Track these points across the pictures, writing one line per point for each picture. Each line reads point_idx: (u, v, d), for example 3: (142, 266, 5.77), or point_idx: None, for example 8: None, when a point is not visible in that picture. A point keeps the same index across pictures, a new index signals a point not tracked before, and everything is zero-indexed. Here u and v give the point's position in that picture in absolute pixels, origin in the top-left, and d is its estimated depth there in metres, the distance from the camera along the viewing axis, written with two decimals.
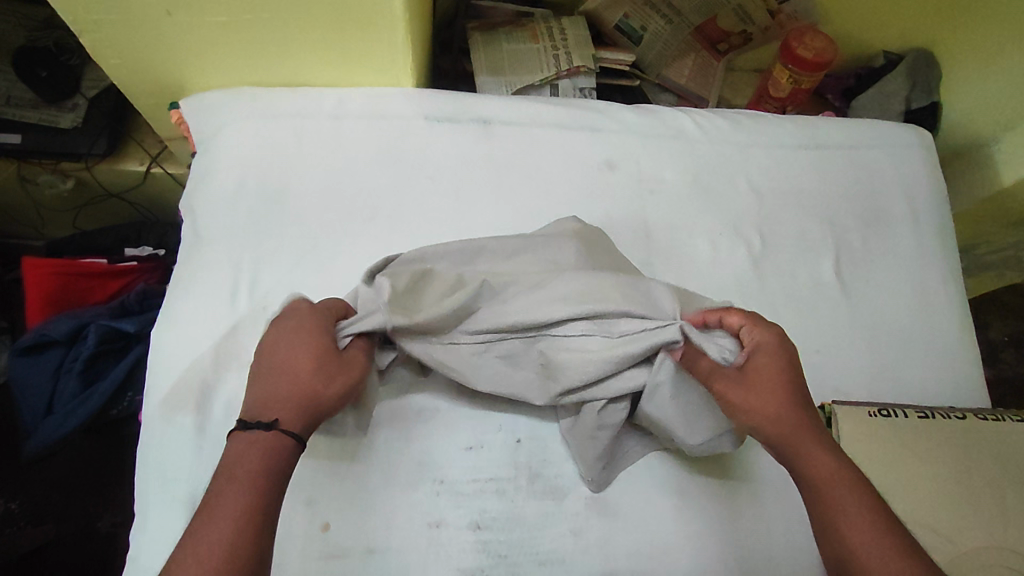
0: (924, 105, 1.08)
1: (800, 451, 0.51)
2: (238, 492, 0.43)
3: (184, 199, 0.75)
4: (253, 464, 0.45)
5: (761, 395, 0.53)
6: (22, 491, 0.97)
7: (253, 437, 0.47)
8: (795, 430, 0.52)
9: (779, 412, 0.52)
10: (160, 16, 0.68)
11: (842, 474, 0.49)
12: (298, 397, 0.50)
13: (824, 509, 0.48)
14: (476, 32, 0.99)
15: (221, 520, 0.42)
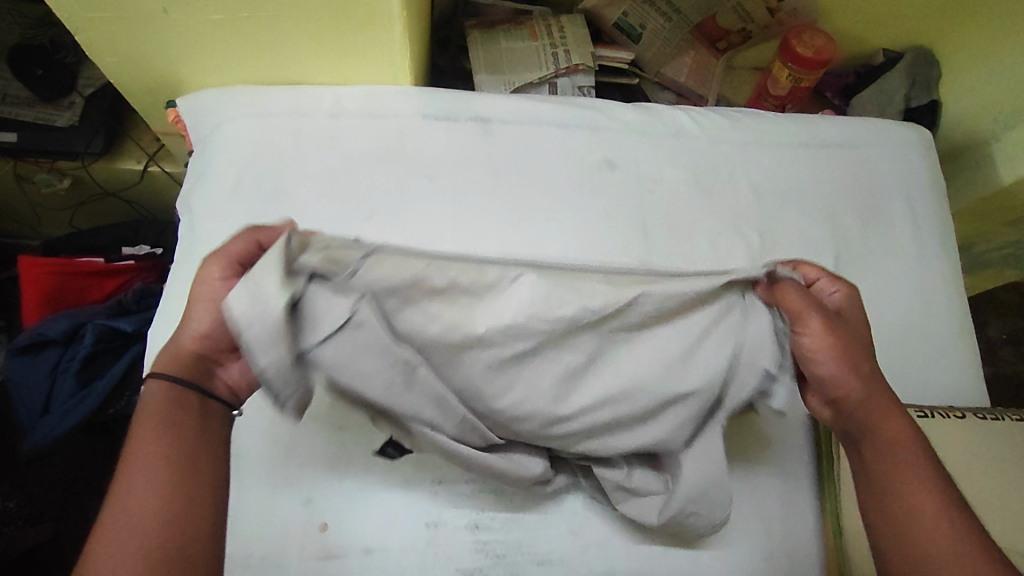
0: (923, 104, 1.08)
1: (872, 412, 0.54)
2: (138, 456, 0.47)
3: (182, 199, 0.75)
4: (141, 422, 0.48)
5: (845, 350, 0.55)
6: (19, 490, 0.97)
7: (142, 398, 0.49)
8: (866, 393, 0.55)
9: (863, 372, 0.55)
10: (156, 15, 0.67)
11: (907, 440, 0.54)
12: (172, 349, 0.51)
13: (893, 468, 0.52)
14: (474, 31, 0.98)
15: (129, 479, 0.46)
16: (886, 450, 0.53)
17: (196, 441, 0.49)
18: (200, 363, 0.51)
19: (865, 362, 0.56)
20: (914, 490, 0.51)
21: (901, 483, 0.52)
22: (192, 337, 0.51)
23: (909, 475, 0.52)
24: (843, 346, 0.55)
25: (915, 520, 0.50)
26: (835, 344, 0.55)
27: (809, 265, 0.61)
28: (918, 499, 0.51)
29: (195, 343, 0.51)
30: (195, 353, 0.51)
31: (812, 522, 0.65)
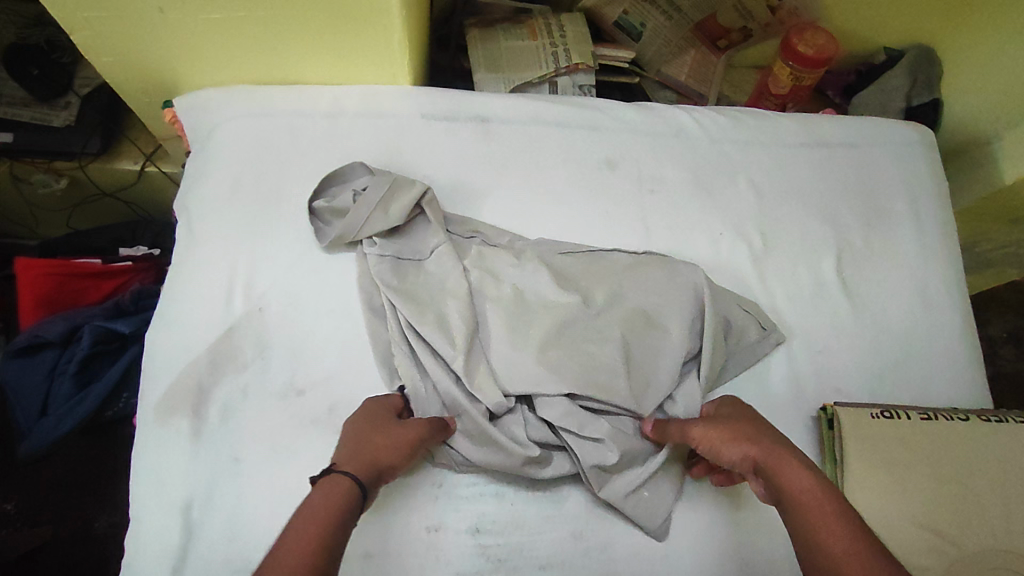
0: (925, 102, 1.06)
1: (773, 471, 0.50)
2: (312, 524, 0.43)
3: (178, 200, 0.74)
4: (323, 504, 0.45)
5: (729, 427, 0.55)
6: (17, 492, 0.96)
7: (321, 483, 0.47)
8: (766, 456, 0.51)
9: (753, 438, 0.53)
10: (152, 15, 0.67)
11: (819, 490, 0.47)
12: (364, 457, 0.51)
13: (805, 526, 0.46)
14: (473, 29, 0.97)
15: (295, 548, 0.41)
16: (792, 510, 0.47)
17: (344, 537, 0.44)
18: (378, 484, 0.51)
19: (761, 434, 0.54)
20: (827, 539, 0.44)
21: (812, 538, 0.45)
22: (386, 459, 0.52)
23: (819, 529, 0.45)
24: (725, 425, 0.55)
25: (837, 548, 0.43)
26: (717, 425, 0.56)
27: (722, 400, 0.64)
28: (833, 546, 0.43)
29: (389, 464, 0.52)
30: (379, 464, 0.51)
31: None
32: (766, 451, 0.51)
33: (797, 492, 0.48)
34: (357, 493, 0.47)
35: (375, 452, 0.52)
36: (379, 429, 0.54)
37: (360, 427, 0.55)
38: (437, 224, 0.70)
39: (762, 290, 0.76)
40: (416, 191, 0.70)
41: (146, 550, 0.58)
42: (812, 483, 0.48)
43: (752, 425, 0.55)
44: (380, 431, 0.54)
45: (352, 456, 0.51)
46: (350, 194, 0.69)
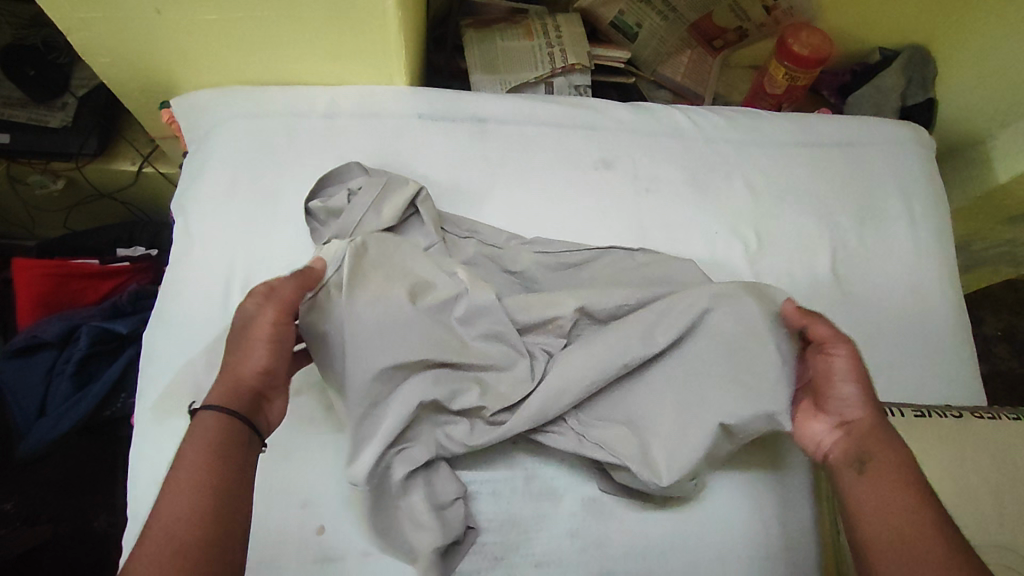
0: (919, 101, 1.08)
1: (879, 445, 0.52)
2: (187, 469, 0.44)
3: (175, 200, 0.74)
4: (204, 451, 0.46)
5: (857, 380, 0.56)
6: (14, 491, 0.95)
7: (192, 429, 0.47)
8: (878, 428, 0.53)
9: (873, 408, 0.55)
10: (149, 15, 0.67)
11: (911, 473, 0.50)
12: (229, 381, 0.51)
13: (886, 497, 0.49)
14: (469, 30, 0.98)
15: (177, 497, 0.43)
16: (881, 480, 0.50)
17: (240, 482, 0.46)
18: (260, 398, 0.52)
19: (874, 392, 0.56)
20: (904, 514, 0.48)
21: (887, 506, 0.49)
22: (253, 371, 0.52)
23: (903, 503, 0.48)
24: (854, 377, 0.56)
25: (909, 531, 0.47)
26: (846, 371, 0.56)
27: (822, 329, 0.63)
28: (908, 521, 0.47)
29: (262, 374, 0.52)
30: (253, 383, 0.52)
31: (809, 520, 0.65)
32: (875, 425, 0.54)
33: (899, 468, 0.50)
34: (235, 420, 0.48)
35: (237, 369, 0.52)
36: (249, 340, 0.53)
37: (231, 345, 0.54)
38: (432, 220, 0.70)
39: None
40: (412, 190, 0.70)
41: None
42: (912, 470, 0.51)
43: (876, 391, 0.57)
44: (249, 344, 0.53)
45: (222, 380, 0.51)
46: (345, 193, 0.69)
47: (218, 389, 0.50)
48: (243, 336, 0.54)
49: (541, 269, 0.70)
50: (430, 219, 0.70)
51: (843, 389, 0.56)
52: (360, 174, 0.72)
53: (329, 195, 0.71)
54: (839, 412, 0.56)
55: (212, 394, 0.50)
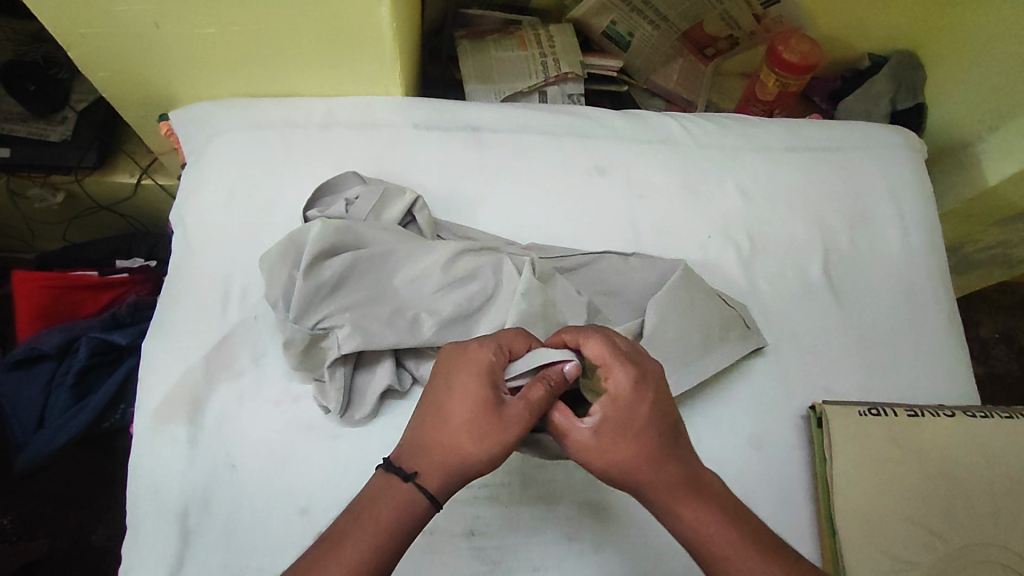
0: (909, 106, 1.09)
1: (675, 510, 0.48)
2: (372, 538, 0.46)
3: (174, 211, 0.75)
4: (391, 518, 0.47)
5: (623, 453, 0.48)
6: (13, 506, 0.97)
7: (397, 491, 0.48)
8: (657, 492, 0.48)
9: (642, 475, 0.48)
10: (148, 30, 0.68)
11: (710, 523, 0.47)
12: (450, 465, 0.48)
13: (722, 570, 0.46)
14: (464, 40, 0.99)
15: (346, 549, 0.45)
16: (707, 546, 0.47)
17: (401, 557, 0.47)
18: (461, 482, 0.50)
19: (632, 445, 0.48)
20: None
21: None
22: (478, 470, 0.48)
23: (730, 567, 0.46)
24: (614, 450, 0.48)
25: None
26: (607, 442, 0.48)
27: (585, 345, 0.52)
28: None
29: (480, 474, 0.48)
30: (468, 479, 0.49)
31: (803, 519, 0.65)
32: (663, 478, 0.48)
33: (697, 541, 0.47)
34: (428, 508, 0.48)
35: (454, 439, 0.48)
36: (490, 441, 0.47)
37: (468, 408, 0.48)
38: (427, 230, 0.71)
39: (750, 293, 0.77)
40: (408, 200, 0.71)
41: (143, 557, 0.59)
42: (711, 516, 0.47)
43: (633, 441, 0.48)
44: (486, 442, 0.47)
45: (435, 452, 0.48)
46: (342, 202, 0.70)
47: (429, 456, 0.48)
48: (493, 411, 0.48)
49: None
50: (424, 226, 0.71)
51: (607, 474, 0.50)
52: (356, 183, 0.73)
53: (325, 204, 0.72)
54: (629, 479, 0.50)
55: (421, 459, 0.49)
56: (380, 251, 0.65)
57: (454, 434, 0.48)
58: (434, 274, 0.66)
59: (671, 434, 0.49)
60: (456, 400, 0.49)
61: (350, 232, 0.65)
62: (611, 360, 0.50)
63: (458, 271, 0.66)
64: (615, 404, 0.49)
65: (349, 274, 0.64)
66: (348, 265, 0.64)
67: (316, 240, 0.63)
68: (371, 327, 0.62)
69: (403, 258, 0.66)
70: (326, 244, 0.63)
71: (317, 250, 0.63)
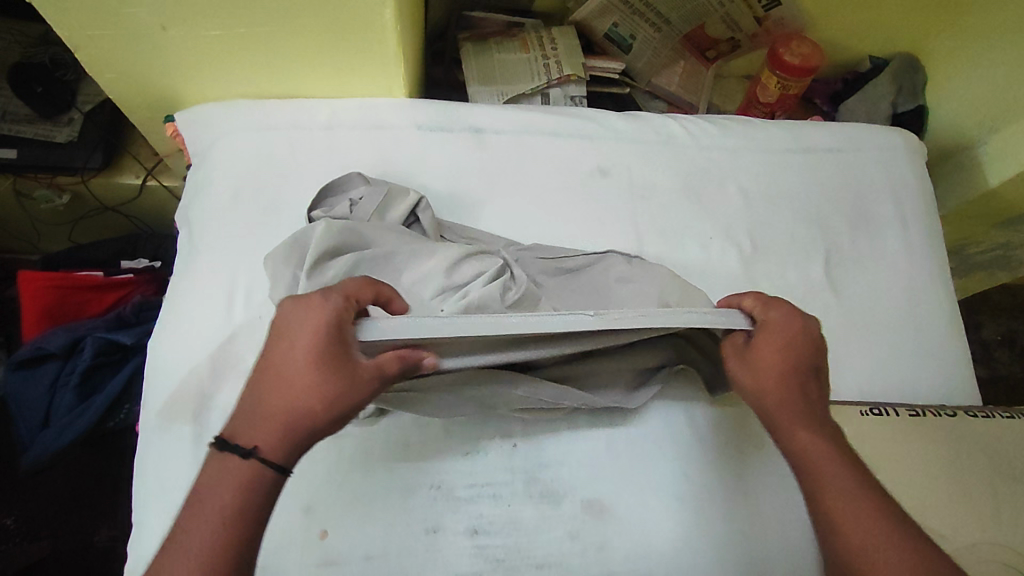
0: (911, 108, 1.10)
1: (794, 430, 0.50)
2: (214, 522, 0.43)
3: (180, 211, 0.76)
4: (234, 497, 0.43)
5: (761, 369, 0.52)
6: (17, 507, 0.98)
7: (234, 468, 0.44)
8: (781, 408, 0.51)
9: (769, 393, 0.52)
10: (155, 32, 0.69)
11: (828, 453, 0.49)
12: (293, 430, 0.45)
13: (818, 495, 0.48)
14: (467, 43, 1.00)
15: (186, 546, 0.42)
16: (812, 472, 0.49)
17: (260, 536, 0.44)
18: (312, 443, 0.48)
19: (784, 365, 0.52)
20: (831, 507, 0.47)
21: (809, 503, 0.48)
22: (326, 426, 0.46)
23: (843, 488, 0.47)
24: (752, 367, 0.53)
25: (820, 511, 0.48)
26: (757, 357, 0.53)
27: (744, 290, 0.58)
28: (837, 506, 0.47)
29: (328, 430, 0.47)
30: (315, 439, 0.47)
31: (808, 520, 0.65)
32: (791, 402, 0.51)
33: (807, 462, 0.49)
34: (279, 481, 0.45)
35: (296, 403, 0.45)
36: (331, 395, 0.46)
37: (308, 367, 0.45)
38: (431, 231, 0.72)
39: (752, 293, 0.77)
40: (410, 201, 0.72)
41: (148, 555, 0.59)
42: (825, 445, 0.50)
43: (770, 365, 0.52)
44: (326, 398, 0.46)
45: (272, 416, 0.45)
46: (347, 203, 0.71)
47: (266, 423, 0.45)
48: (332, 369, 0.46)
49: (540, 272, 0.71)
50: (428, 227, 0.72)
51: (748, 391, 0.53)
52: (361, 184, 0.73)
53: (330, 204, 0.72)
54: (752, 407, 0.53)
55: (255, 429, 0.45)
56: (383, 252, 0.66)
57: (288, 394, 0.46)
58: (438, 277, 0.65)
59: (808, 370, 0.53)
60: (287, 358, 0.46)
61: (354, 233, 0.66)
62: (768, 303, 0.56)
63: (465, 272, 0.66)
64: (765, 331, 0.54)
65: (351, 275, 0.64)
66: (352, 266, 0.64)
67: (320, 242, 0.63)
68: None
69: (406, 259, 0.67)
70: (330, 245, 0.64)
71: (320, 248, 0.63)
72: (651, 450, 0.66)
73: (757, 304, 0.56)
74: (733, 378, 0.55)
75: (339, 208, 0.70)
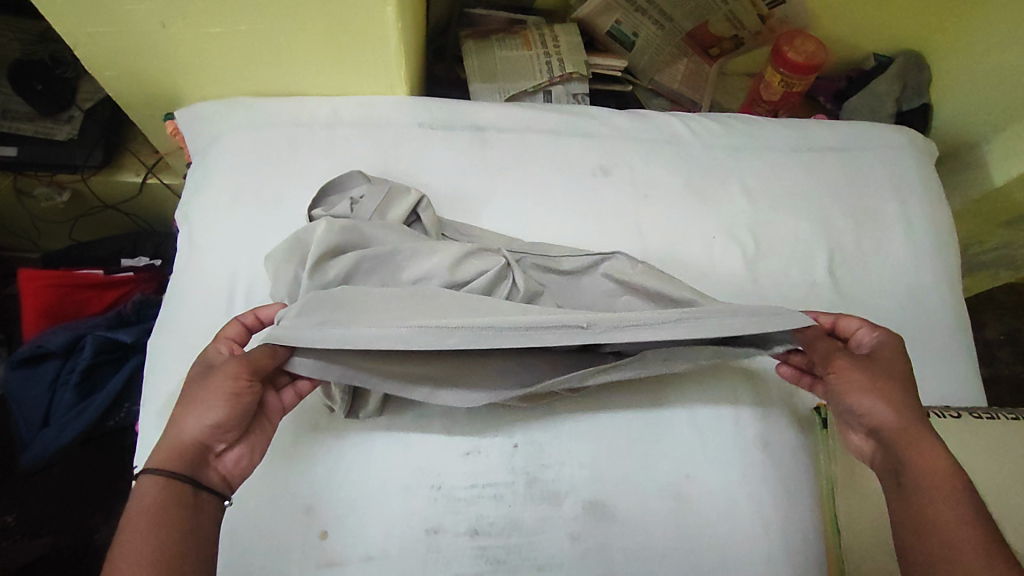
0: (913, 107, 1.10)
1: (927, 444, 0.53)
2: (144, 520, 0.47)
3: (179, 209, 0.75)
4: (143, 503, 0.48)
5: (880, 383, 0.56)
6: (18, 504, 0.97)
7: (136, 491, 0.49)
8: (903, 425, 0.54)
9: (901, 407, 0.55)
10: (154, 29, 0.68)
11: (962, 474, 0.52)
12: (175, 441, 0.52)
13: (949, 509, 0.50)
14: (469, 40, 0.99)
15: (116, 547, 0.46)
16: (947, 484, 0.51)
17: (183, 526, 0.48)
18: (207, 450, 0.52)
19: (901, 387, 0.56)
20: (947, 526, 0.49)
21: (927, 519, 0.51)
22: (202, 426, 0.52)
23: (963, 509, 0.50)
24: (878, 379, 0.56)
25: (935, 525, 0.50)
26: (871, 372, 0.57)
27: (849, 320, 0.64)
28: (951, 525, 0.49)
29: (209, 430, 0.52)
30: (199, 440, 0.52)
31: (809, 522, 0.65)
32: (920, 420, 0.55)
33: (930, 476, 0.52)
34: (173, 480, 0.49)
35: (176, 423, 0.53)
36: (197, 401, 0.53)
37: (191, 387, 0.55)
38: (432, 228, 0.71)
39: (756, 293, 0.77)
40: (411, 198, 0.71)
41: None
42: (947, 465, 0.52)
43: (897, 382, 0.56)
44: (195, 405, 0.53)
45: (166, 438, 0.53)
46: (347, 201, 0.70)
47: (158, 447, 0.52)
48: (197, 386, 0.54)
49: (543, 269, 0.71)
50: (429, 225, 0.71)
51: (861, 400, 0.56)
52: (361, 181, 0.72)
53: (332, 202, 0.72)
54: (862, 419, 0.56)
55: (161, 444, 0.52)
56: (384, 251, 0.65)
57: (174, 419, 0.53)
58: (440, 274, 0.65)
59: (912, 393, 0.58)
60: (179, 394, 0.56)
61: (354, 232, 0.65)
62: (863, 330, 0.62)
63: (465, 271, 0.65)
64: (876, 353, 0.59)
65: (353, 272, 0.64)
66: (354, 265, 0.63)
67: (321, 241, 0.62)
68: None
69: (407, 258, 0.66)
70: (331, 244, 0.63)
71: (322, 245, 0.63)
72: (652, 451, 0.65)
73: (866, 329, 0.62)
74: (840, 389, 0.58)
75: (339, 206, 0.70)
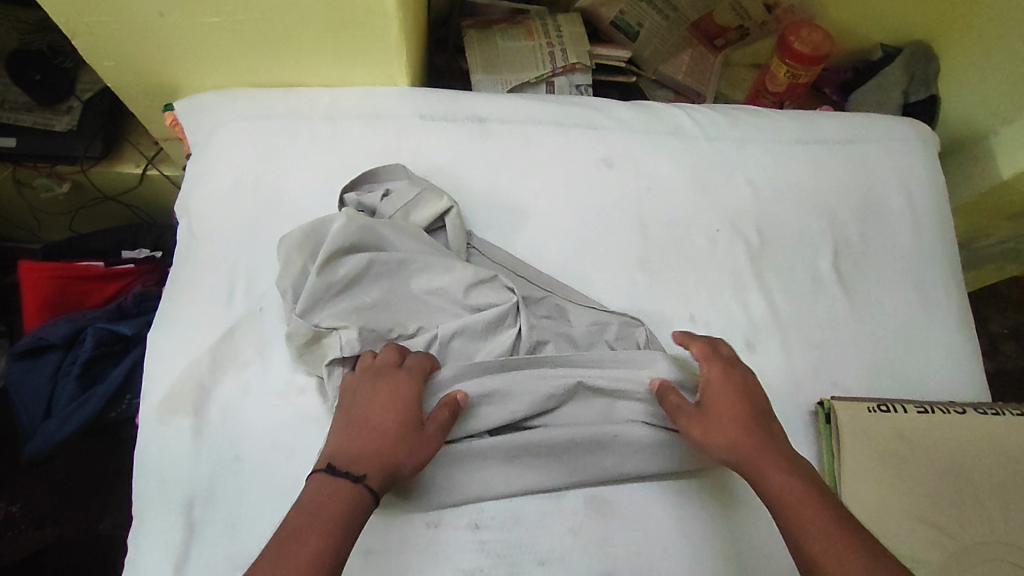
0: (922, 98, 1.07)
1: (761, 466, 0.54)
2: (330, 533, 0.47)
3: (180, 200, 0.74)
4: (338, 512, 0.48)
5: (710, 415, 0.57)
6: (22, 495, 0.98)
7: (344, 496, 0.49)
8: (745, 448, 0.55)
9: (733, 438, 0.56)
10: (152, 18, 0.68)
11: (793, 486, 0.52)
12: (388, 465, 0.52)
13: (789, 523, 0.50)
14: (470, 30, 0.98)
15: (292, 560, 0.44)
16: (780, 506, 0.51)
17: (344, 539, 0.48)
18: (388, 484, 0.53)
19: (731, 410, 0.57)
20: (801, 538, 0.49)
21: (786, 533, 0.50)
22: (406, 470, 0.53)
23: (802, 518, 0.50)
24: (705, 412, 0.58)
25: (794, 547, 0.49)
26: (707, 400, 0.59)
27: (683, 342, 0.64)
28: (807, 537, 0.49)
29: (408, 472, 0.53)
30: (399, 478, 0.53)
31: None
32: (764, 443, 0.55)
33: (778, 495, 0.52)
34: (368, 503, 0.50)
35: (394, 448, 0.53)
36: (415, 440, 0.54)
37: (406, 424, 0.54)
38: (458, 238, 0.71)
39: (760, 287, 0.76)
40: (446, 207, 0.70)
41: (147, 548, 0.58)
42: (789, 478, 0.52)
43: (724, 409, 0.58)
44: (412, 443, 0.54)
45: (369, 451, 0.52)
46: (379, 194, 0.71)
47: (361, 457, 0.52)
48: (416, 425, 0.55)
49: (551, 281, 0.71)
50: (455, 233, 0.70)
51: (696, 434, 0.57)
52: (401, 176, 0.73)
53: (366, 189, 0.72)
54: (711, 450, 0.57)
55: (359, 462, 0.51)
56: (397, 258, 0.65)
57: (382, 437, 0.53)
58: (454, 289, 0.65)
59: (769, 416, 0.58)
60: (391, 412, 0.54)
61: (374, 233, 0.66)
62: (708, 360, 0.61)
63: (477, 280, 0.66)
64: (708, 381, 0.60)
65: (366, 278, 0.64)
66: (365, 266, 0.64)
67: (337, 237, 0.63)
68: (373, 336, 0.62)
69: (420, 268, 0.66)
70: (345, 241, 0.64)
71: (340, 245, 0.63)
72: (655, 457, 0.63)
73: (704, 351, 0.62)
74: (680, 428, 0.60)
75: (379, 202, 0.70)
